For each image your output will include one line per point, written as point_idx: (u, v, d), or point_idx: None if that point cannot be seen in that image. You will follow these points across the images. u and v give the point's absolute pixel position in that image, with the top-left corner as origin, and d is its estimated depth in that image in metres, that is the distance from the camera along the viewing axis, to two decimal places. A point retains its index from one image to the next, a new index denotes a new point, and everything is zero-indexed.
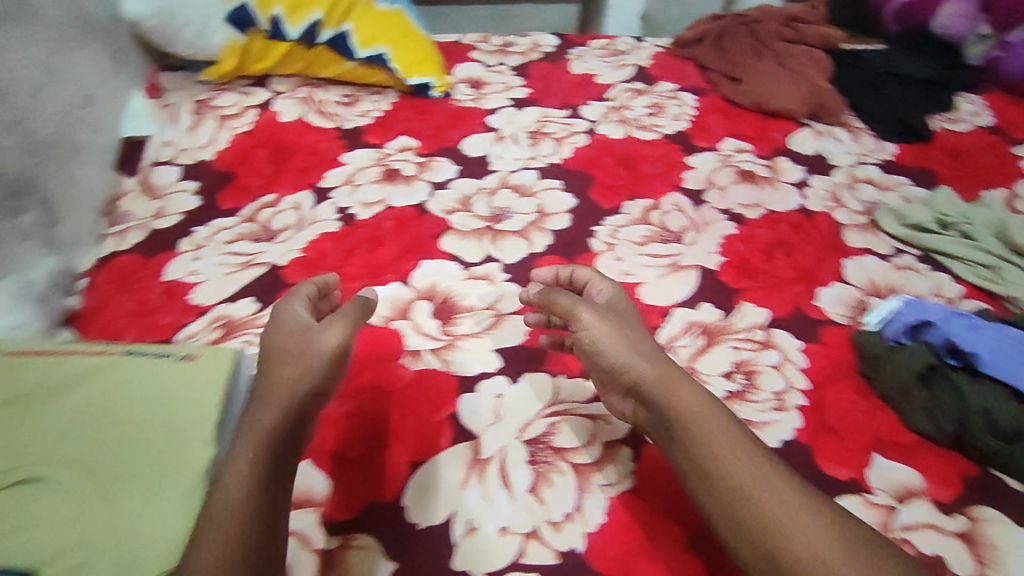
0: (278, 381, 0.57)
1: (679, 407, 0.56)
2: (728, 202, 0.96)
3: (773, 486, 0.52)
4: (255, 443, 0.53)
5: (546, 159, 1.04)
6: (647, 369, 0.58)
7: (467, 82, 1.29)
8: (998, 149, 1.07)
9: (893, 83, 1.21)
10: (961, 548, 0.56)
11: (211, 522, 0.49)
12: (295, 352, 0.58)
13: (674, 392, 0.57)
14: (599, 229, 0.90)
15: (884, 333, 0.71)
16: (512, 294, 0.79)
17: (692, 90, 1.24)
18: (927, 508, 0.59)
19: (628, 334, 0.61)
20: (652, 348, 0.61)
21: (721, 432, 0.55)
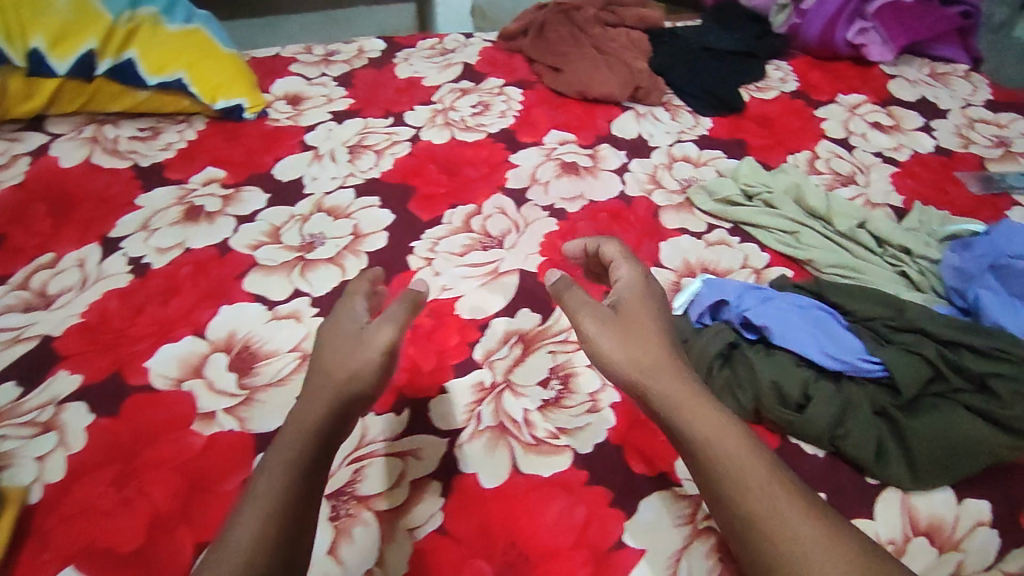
0: (305, 406, 0.57)
1: (672, 397, 0.56)
2: (551, 197, 0.95)
3: (757, 471, 0.52)
4: (291, 461, 0.53)
5: (364, 175, 0.99)
6: (644, 355, 0.58)
7: (285, 98, 1.21)
8: (802, 113, 1.12)
9: (707, 57, 1.25)
10: None
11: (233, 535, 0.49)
12: (321, 371, 0.58)
13: (669, 382, 0.57)
14: (418, 246, 0.87)
15: (688, 316, 0.70)
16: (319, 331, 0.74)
17: (518, 84, 1.24)
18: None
19: (630, 320, 0.61)
20: (653, 334, 0.60)
21: (714, 422, 0.54)
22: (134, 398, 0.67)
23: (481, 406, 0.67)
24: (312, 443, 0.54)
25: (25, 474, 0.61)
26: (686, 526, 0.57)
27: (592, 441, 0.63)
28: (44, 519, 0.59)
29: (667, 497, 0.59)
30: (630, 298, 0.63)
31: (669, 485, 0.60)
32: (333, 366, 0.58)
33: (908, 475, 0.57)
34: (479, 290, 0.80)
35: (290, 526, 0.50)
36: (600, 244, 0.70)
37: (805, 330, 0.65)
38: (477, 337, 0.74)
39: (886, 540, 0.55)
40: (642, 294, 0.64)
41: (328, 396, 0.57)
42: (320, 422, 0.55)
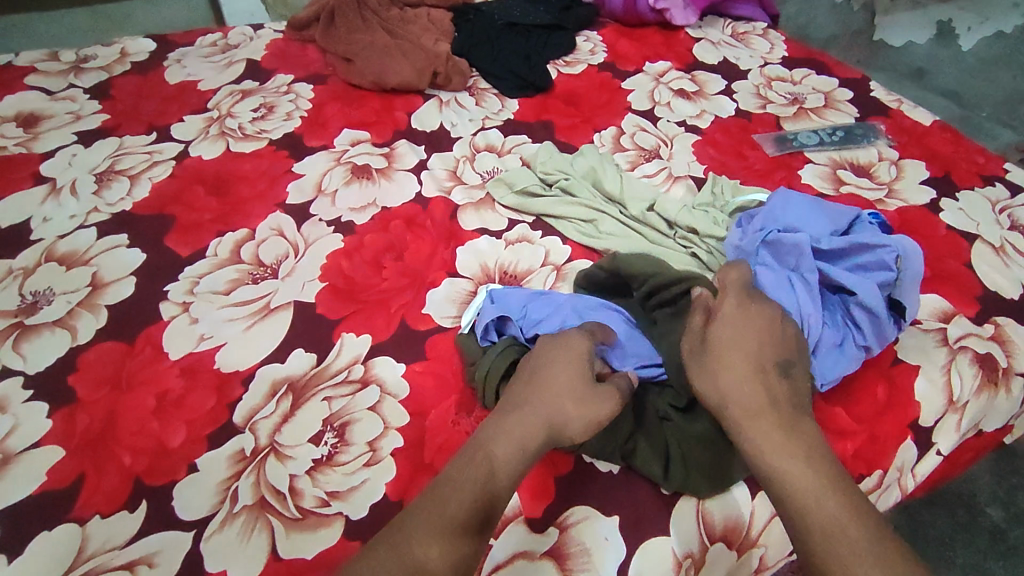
0: (507, 438, 0.52)
1: (745, 429, 0.52)
2: (337, 209, 0.84)
3: (830, 509, 0.47)
4: (468, 491, 0.49)
5: (111, 209, 0.84)
6: (728, 385, 0.54)
7: (18, 118, 1.01)
8: (609, 85, 1.07)
9: (510, 33, 1.17)
10: (552, 572, 0.51)
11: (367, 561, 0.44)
12: (543, 411, 0.54)
13: (750, 415, 0.53)
14: (173, 288, 0.74)
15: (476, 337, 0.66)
16: (33, 419, 0.60)
17: (309, 79, 1.11)
18: (520, 533, 0.53)
19: (720, 353, 0.56)
20: (747, 365, 0.55)
21: (794, 451, 0.50)
22: None
23: (237, 481, 0.56)
24: (498, 481, 0.50)
25: None
26: None
27: (367, 504, 0.55)
28: None
29: None
30: (734, 333, 0.56)
31: None
32: (581, 402, 0.55)
33: (700, 484, 0.54)
34: (245, 336, 0.68)
35: None
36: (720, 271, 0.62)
37: None
38: (239, 394, 0.63)
39: (684, 554, 0.53)
40: (749, 326, 0.57)
41: (528, 442, 0.52)
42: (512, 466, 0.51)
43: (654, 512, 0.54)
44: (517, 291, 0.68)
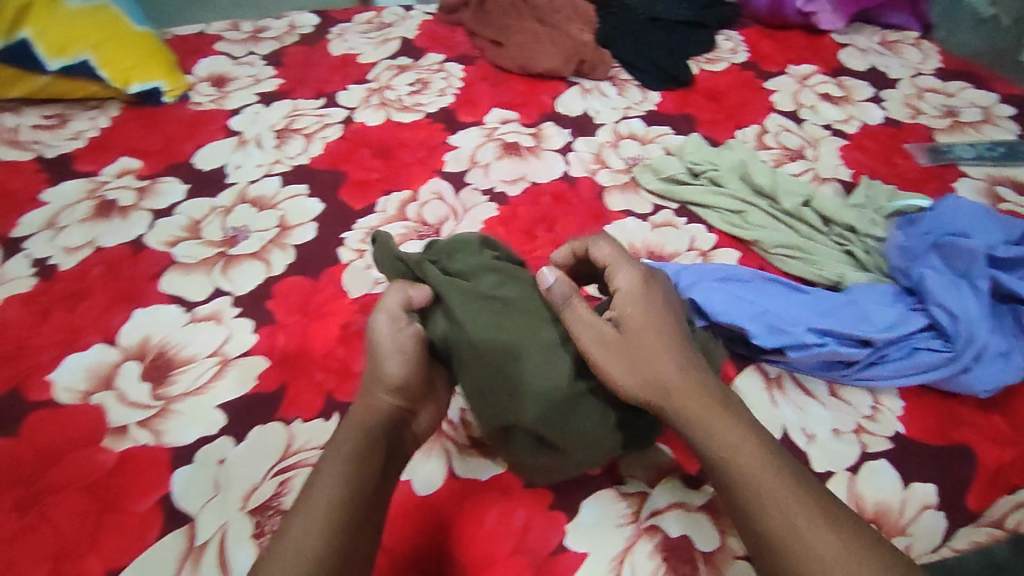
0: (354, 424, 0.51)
1: (691, 416, 0.49)
2: (490, 180, 0.90)
3: (782, 476, 0.46)
4: (331, 476, 0.47)
5: (291, 162, 0.94)
6: (657, 370, 0.50)
7: (209, 79, 1.13)
8: (752, 85, 1.08)
9: (653, 28, 1.20)
10: (707, 523, 0.54)
11: (276, 556, 0.43)
12: (364, 393, 0.52)
13: (683, 393, 0.49)
14: (349, 236, 0.82)
15: None
16: (242, 333, 0.70)
17: (458, 59, 1.18)
18: (675, 486, 0.57)
19: (636, 338, 0.51)
20: (664, 345, 0.51)
21: (725, 426, 0.48)
22: (37, 414, 0.63)
23: None
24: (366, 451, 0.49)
25: None
26: (629, 525, 0.54)
27: None
28: None
29: (609, 496, 0.56)
30: (635, 315, 0.52)
31: (612, 485, 0.57)
32: (412, 362, 0.51)
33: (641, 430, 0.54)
34: None
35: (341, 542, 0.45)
36: (588, 245, 0.56)
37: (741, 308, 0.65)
38: None
39: None
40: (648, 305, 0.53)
41: (374, 421, 0.51)
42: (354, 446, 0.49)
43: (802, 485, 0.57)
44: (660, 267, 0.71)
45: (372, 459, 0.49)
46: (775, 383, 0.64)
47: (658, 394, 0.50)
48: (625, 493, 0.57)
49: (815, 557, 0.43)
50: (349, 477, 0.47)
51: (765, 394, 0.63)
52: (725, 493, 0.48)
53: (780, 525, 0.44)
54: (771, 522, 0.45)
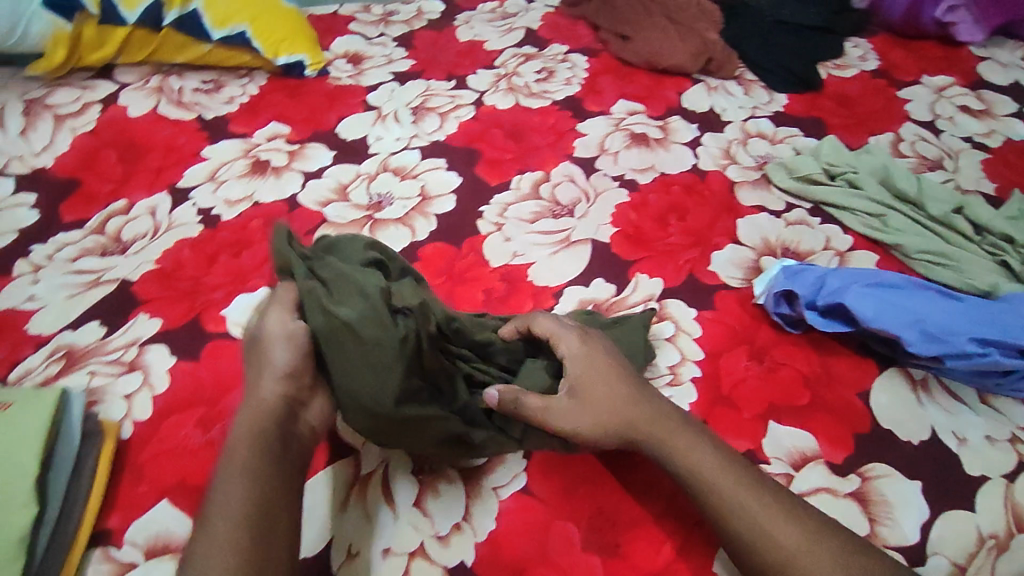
0: (246, 424, 0.50)
1: (661, 449, 0.54)
2: (621, 167, 0.92)
3: (741, 485, 0.51)
4: (247, 454, 0.47)
5: (428, 138, 0.98)
6: (612, 413, 0.55)
7: (345, 57, 1.18)
8: (884, 92, 1.06)
9: (781, 31, 1.18)
10: (855, 510, 0.57)
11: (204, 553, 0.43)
12: (252, 402, 0.51)
13: (645, 430, 0.54)
14: (487, 210, 0.85)
15: (769, 310, 0.71)
16: None
17: (582, 51, 1.18)
18: (820, 473, 0.60)
19: (586, 389, 0.55)
20: (622, 386, 0.56)
21: (689, 444, 0.53)
22: (213, 345, 0.70)
23: None
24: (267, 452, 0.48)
25: (115, 410, 0.65)
26: None
27: None
28: (136, 454, 0.62)
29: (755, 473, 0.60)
30: (583, 370, 0.56)
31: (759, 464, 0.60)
32: (290, 382, 0.52)
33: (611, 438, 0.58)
34: (552, 259, 0.79)
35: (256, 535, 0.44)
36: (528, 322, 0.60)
37: (896, 311, 0.65)
38: (552, 303, 0.74)
39: (988, 533, 0.56)
40: (593, 359, 0.57)
41: (262, 415, 0.50)
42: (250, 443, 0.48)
43: (952, 484, 0.59)
44: (805, 269, 0.72)
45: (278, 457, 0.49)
46: (922, 385, 0.66)
47: (626, 432, 0.54)
48: (771, 472, 0.60)
49: (784, 550, 0.48)
50: (262, 469, 0.47)
51: (912, 393, 0.65)
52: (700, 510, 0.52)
53: (753, 525, 0.49)
54: (741, 532, 0.49)
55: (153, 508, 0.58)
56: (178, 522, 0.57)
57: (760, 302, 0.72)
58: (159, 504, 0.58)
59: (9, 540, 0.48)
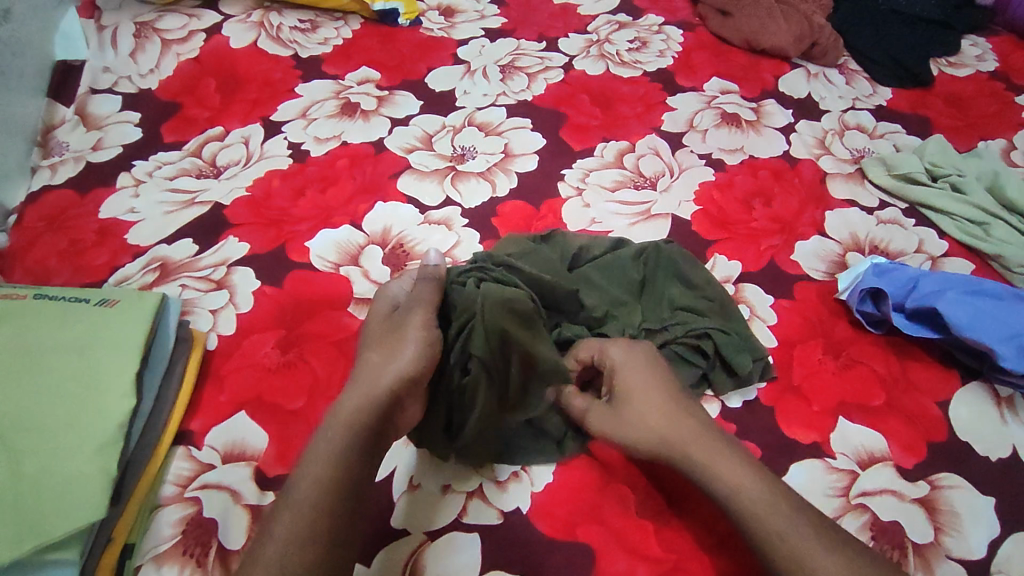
0: (345, 402, 0.52)
1: (701, 474, 0.52)
2: (708, 146, 0.89)
3: (773, 512, 0.49)
4: (331, 451, 0.50)
5: (515, 97, 0.95)
6: (650, 420, 0.55)
7: (439, 8, 1.11)
8: (1000, 96, 1.00)
9: (895, 21, 1.11)
10: (921, 515, 0.57)
11: (284, 512, 0.48)
12: (370, 380, 0.53)
13: (678, 437, 0.54)
14: (569, 173, 0.85)
15: (851, 304, 0.70)
16: (469, 241, 0.78)
17: (678, 24, 1.10)
18: (888, 474, 0.59)
19: (626, 383, 0.57)
20: (659, 393, 0.56)
21: (728, 468, 0.51)
22: (295, 274, 0.73)
23: None
24: (358, 426, 0.51)
25: (202, 322, 0.68)
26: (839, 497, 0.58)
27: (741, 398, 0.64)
28: (218, 364, 0.65)
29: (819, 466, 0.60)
30: (626, 373, 0.57)
31: (823, 457, 0.60)
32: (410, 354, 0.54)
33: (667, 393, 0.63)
34: (630, 230, 0.79)
35: (333, 529, 0.47)
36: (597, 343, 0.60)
37: (992, 325, 0.63)
38: None
39: None
40: (640, 365, 0.58)
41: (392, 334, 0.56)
42: (358, 416, 0.51)
43: None
44: (898, 268, 0.70)
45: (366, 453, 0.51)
46: (1007, 403, 0.64)
47: (660, 450, 0.54)
48: (834, 467, 0.60)
49: None
50: (359, 434, 0.50)
51: (995, 410, 0.64)
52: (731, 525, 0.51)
53: (794, 560, 0.47)
54: (777, 556, 0.47)
55: (231, 419, 0.61)
56: (252, 432, 0.60)
57: (844, 298, 0.71)
58: (236, 415, 0.62)
59: (112, 426, 0.53)
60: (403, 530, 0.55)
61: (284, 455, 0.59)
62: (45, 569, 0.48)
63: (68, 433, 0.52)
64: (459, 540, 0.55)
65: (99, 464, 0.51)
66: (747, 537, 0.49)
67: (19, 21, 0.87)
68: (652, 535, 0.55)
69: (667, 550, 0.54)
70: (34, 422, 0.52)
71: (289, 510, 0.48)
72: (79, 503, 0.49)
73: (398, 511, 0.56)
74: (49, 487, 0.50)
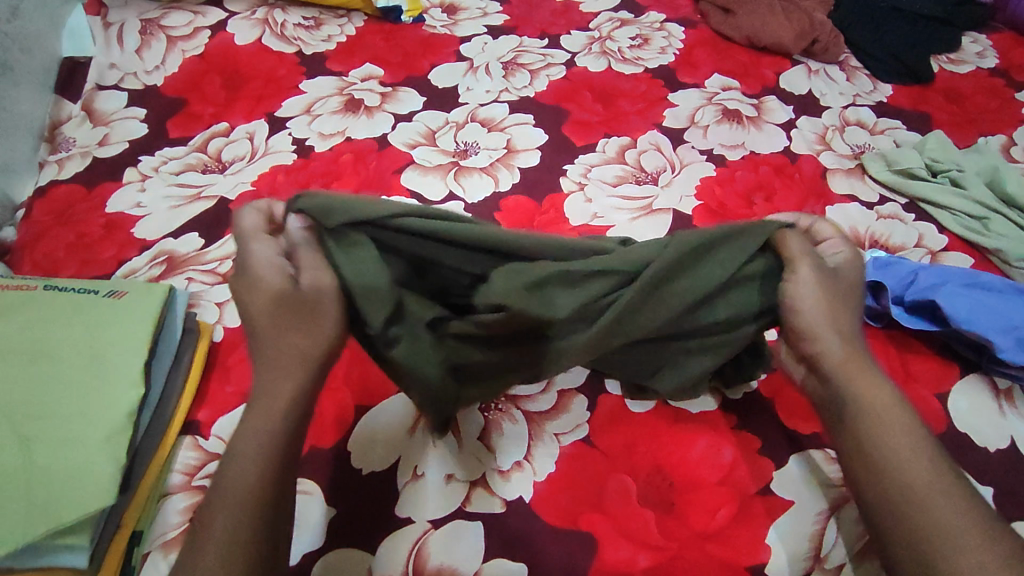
0: (271, 362, 0.48)
1: (854, 382, 0.50)
2: (710, 142, 0.90)
3: (903, 432, 0.47)
4: (264, 426, 0.46)
5: (518, 93, 0.96)
6: (840, 321, 0.51)
7: (442, 5, 1.12)
8: (1000, 92, 1.00)
9: (895, 18, 1.11)
10: None
11: (218, 507, 0.43)
12: (282, 358, 0.48)
13: (828, 339, 0.51)
14: (571, 169, 0.86)
15: None
16: None
17: (680, 21, 1.10)
18: None
19: (840, 285, 0.52)
20: (846, 304, 0.52)
21: (874, 385, 0.50)
22: None
23: None
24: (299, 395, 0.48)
25: (208, 315, 0.69)
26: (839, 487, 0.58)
27: (742, 390, 0.64)
28: (224, 356, 0.66)
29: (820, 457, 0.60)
30: (845, 277, 0.53)
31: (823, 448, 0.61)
32: (317, 339, 0.48)
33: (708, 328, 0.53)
34: (632, 224, 0.80)
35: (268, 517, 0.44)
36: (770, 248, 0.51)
37: (991, 316, 0.64)
38: None
39: None
40: (851, 279, 0.53)
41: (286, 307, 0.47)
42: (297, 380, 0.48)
43: None
44: (897, 262, 0.70)
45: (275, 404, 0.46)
46: (1005, 395, 0.65)
47: (823, 357, 0.51)
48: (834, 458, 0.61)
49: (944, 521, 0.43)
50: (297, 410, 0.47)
51: (995, 402, 0.64)
52: (847, 437, 0.49)
53: (909, 479, 0.46)
54: (896, 469, 0.46)
55: (237, 409, 0.62)
56: None
57: None
58: (241, 406, 0.62)
59: (120, 414, 0.53)
60: (406, 518, 0.56)
61: None
62: (56, 552, 0.49)
63: (77, 422, 0.53)
64: (462, 529, 0.55)
65: (108, 452, 0.52)
66: (866, 443, 0.48)
67: (26, 17, 0.87)
68: (653, 524, 0.55)
69: (668, 539, 0.55)
70: (44, 411, 0.53)
71: (227, 493, 0.44)
72: (89, 490, 0.50)
73: (402, 500, 0.57)
74: (58, 475, 0.50)
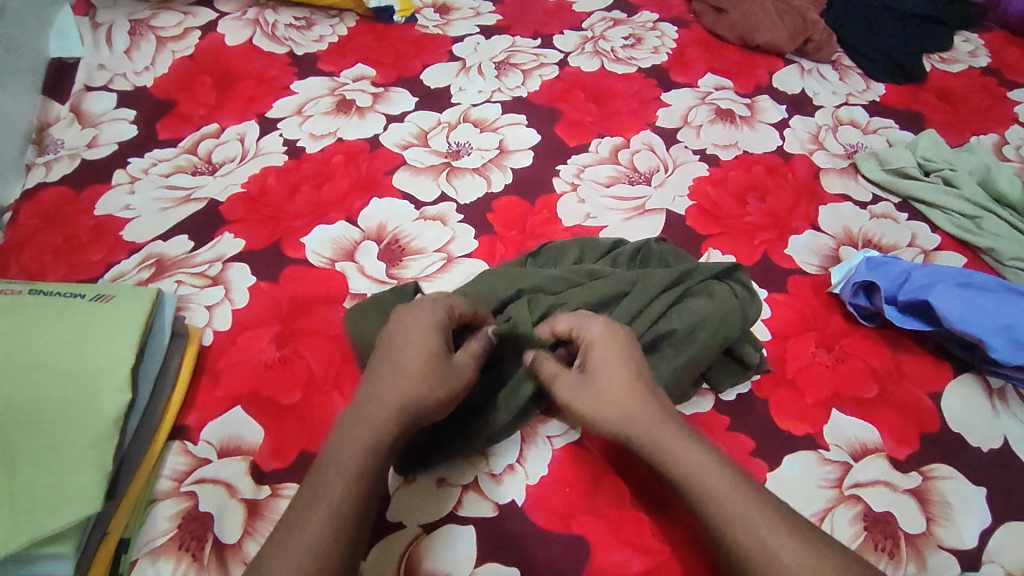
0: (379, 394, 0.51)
1: (667, 452, 0.49)
2: (703, 141, 0.90)
3: (732, 495, 0.46)
4: (361, 443, 0.47)
5: (511, 93, 0.96)
6: (614, 394, 0.52)
7: (434, 5, 1.12)
8: (992, 91, 1.01)
9: (888, 18, 1.11)
10: (913, 505, 0.57)
11: (296, 524, 0.43)
12: (380, 390, 0.51)
13: (646, 415, 0.51)
14: (564, 169, 0.86)
15: (844, 298, 0.70)
16: (465, 236, 0.78)
17: (672, 21, 1.10)
18: (881, 465, 0.60)
19: (596, 362, 0.54)
20: (627, 373, 0.53)
21: (684, 447, 0.48)
22: (291, 269, 0.73)
23: None
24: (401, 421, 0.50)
25: (198, 318, 0.68)
26: (831, 488, 0.58)
27: (735, 391, 0.64)
28: (214, 360, 0.65)
29: (814, 458, 0.60)
30: (597, 356, 0.54)
31: (816, 449, 0.61)
32: (430, 370, 0.52)
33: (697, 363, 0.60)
34: (625, 225, 0.80)
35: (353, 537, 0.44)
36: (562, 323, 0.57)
37: (984, 315, 0.64)
38: None
39: None
40: (614, 349, 0.54)
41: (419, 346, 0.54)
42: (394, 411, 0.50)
43: (1020, 496, 0.58)
44: (890, 262, 0.70)
45: (394, 443, 0.49)
46: (998, 394, 0.65)
47: (625, 428, 0.51)
48: (827, 459, 0.60)
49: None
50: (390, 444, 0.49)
51: (987, 401, 0.64)
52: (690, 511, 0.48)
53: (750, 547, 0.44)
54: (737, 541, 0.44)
55: (227, 413, 0.61)
56: (247, 426, 0.60)
57: (837, 292, 0.71)
58: (231, 410, 0.62)
59: (107, 421, 0.53)
60: (397, 523, 0.55)
61: (280, 450, 0.59)
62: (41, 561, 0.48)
63: (63, 428, 0.52)
64: (453, 533, 0.55)
65: (95, 458, 0.51)
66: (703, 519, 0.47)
67: (12, 17, 0.86)
68: (646, 527, 0.55)
69: (661, 541, 0.54)
70: (29, 417, 0.52)
71: (313, 510, 0.44)
72: (74, 498, 0.49)
73: (393, 504, 0.56)
74: (43, 482, 0.50)
